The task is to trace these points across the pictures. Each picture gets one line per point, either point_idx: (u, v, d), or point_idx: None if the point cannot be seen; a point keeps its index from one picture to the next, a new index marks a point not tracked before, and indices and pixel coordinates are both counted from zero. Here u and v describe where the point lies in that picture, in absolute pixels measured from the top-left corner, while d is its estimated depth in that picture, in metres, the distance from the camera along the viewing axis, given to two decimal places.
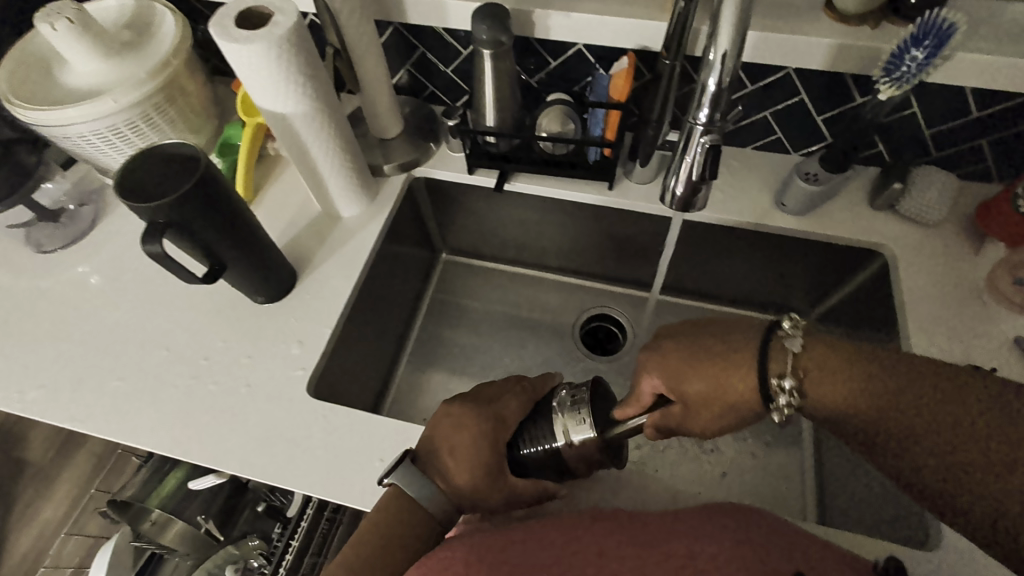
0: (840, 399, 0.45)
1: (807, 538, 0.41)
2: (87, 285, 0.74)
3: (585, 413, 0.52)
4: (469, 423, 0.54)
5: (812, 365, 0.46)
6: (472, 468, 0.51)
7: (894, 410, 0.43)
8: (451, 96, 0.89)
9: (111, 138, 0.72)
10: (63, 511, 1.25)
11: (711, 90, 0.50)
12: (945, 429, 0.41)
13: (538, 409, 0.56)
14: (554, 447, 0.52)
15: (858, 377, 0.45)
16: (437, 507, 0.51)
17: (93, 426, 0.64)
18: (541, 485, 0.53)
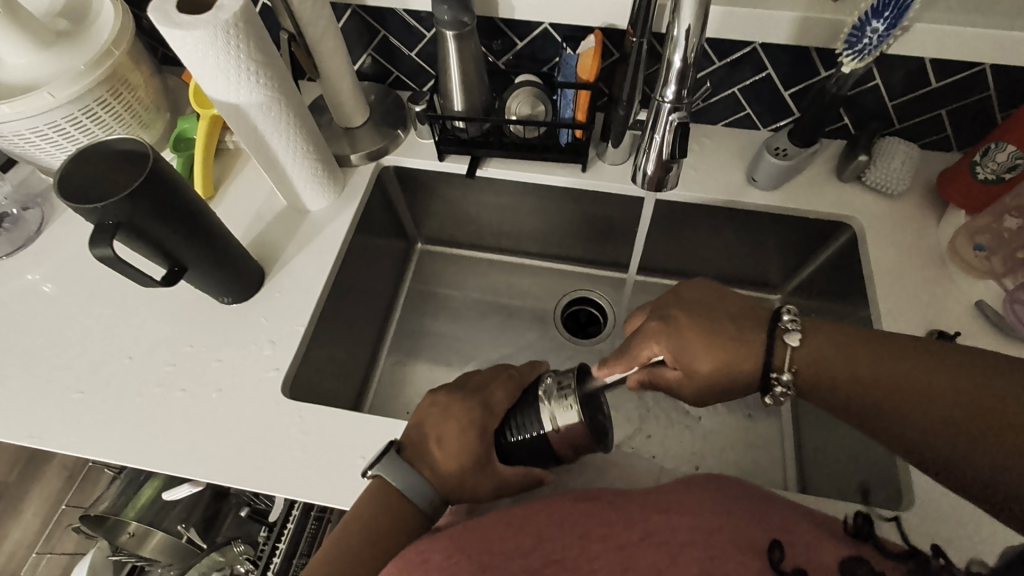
0: (834, 374, 0.47)
1: (780, 503, 0.42)
2: (39, 293, 0.70)
3: (570, 393, 0.51)
4: (456, 412, 0.54)
5: (809, 347, 0.48)
6: (459, 457, 0.51)
7: (885, 382, 0.44)
8: (417, 82, 0.86)
9: (51, 135, 0.67)
10: (35, 529, 1.20)
11: (676, 66, 0.50)
12: (935, 398, 0.41)
13: (525, 397, 0.55)
14: (541, 434, 0.51)
15: (851, 358, 0.46)
16: (421, 499, 0.50)
17: (53, 442, 0.60)
18: (529, 472, 0.52)
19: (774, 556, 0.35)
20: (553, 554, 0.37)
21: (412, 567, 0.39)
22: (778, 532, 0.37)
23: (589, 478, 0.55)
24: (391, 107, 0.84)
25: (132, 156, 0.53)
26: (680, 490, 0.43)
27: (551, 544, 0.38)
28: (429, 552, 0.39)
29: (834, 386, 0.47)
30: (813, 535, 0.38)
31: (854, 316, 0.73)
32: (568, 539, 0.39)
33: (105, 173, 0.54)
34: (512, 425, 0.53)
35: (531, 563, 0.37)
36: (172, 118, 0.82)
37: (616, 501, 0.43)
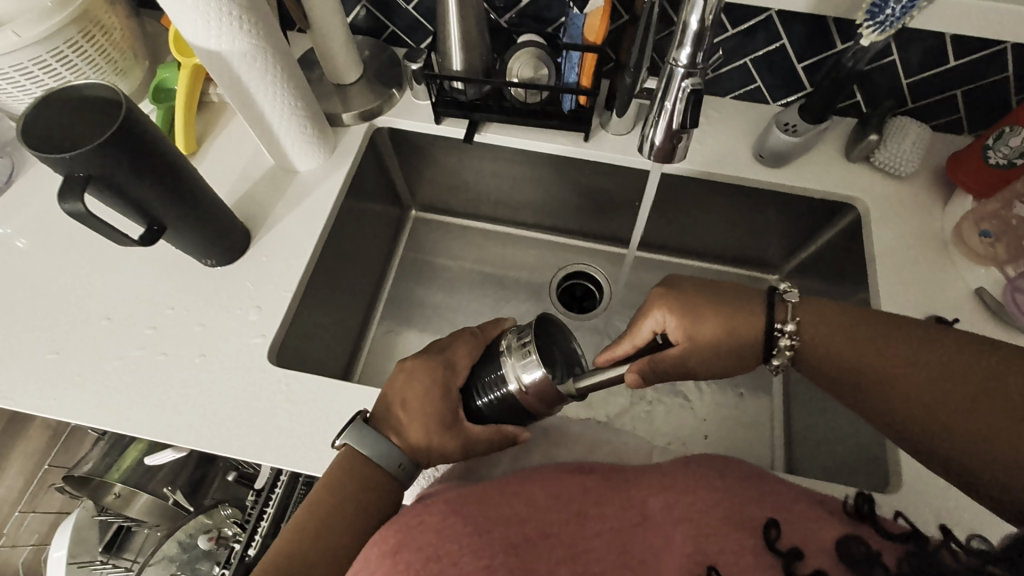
0: (833, 351, 0.48)
1: (775, 481, 0.42)
2: (11, 249, 0.67)
3: (530, 347, 0.49)
4: (419, 373, 0.53)
5: (807, 322, 0.49)
6: (423, 419, 0.50)
7: (871, 355, 0.46)
8: (414, 38, 0.82)
9: (16, 78, 0.62)
10: (19, 487, 1.19)
11: (693, 28, 0.47)
12: (927, 375, 0.43)
13: (487, 354, 0.54)
14: (507, 391, 0.50)
15: (846, 331, 0.48)
16: (395, 466, 0.50)
17: (26, 403, 0.58)
18: (502, 430, 0.52)
19: (771, 534, 0.34)
20: (546, 528, 0.37)
21: (407, 530, 0.37)
22: (776, 509, 0.37)
23: (579, 453, 0.55)
24: (386, 65, 0.79)
25: (104, 103, 0.50)
26: (678, 467, 0.42)
27: (546, 516, 0.38)
28: (423, 515, 0.38)
29: (831, 364, 0.48)
30: (810, 512, 0.37)
31: (853, 299, 0.72)
32: (562, 513, 0.38)
33: (74, 120, 0.50)
34: (479, 386, 0.53)
35: (524, 532, 0.36)
36: (151, 66, 0.77)
37: (609, 476, 0.42)
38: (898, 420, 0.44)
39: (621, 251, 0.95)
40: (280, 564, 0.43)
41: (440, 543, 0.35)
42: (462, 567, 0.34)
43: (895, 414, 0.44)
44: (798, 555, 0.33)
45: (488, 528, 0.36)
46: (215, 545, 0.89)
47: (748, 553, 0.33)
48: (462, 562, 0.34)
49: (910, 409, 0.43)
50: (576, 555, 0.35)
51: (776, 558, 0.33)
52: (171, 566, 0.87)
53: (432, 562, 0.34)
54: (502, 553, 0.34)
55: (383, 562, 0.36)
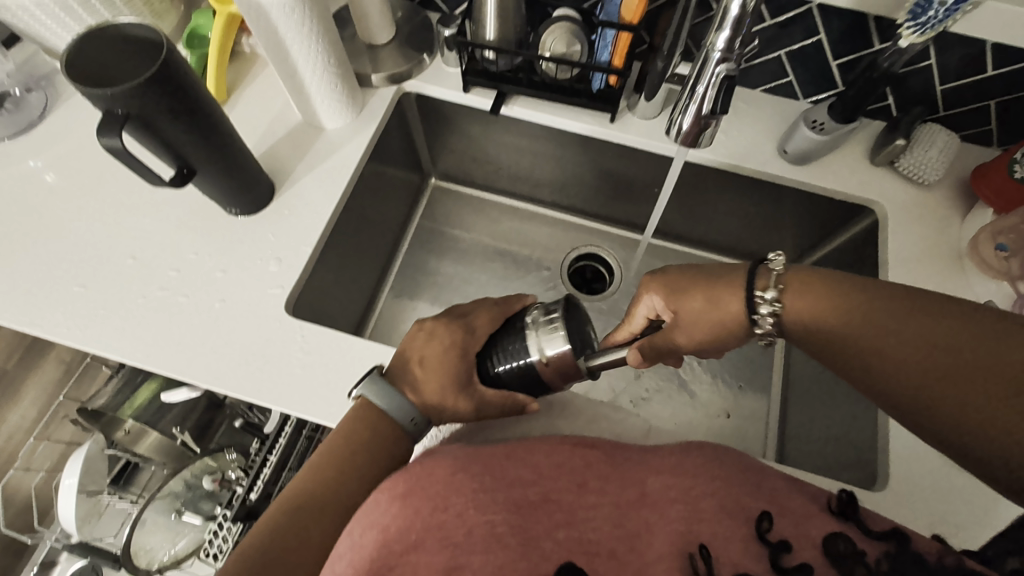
0: (821, 323, 0.47)
1: (774, 473, 0.44)
2: (41, 182, 0.68)
3: (558, 323, 0.51)
4: (440, 334, 0.55)
5: (792, 293, 0.49)
6: (439, 377, 0.53)
7: (860, 320, 0.45)
8: (448, 4, 0.81)
9: (57, 13, 0.63)
10: (33, 416, 1.24)
11: (733, 14, 0.46)
12: (918, 349, 0.41)
13: (508, 325, 0.55)
14: (529, 363, 0.51)
15: (833, 295, 0.47)
16: (407, 421, 0.51)
17: (52, 330, 0.61)
18: (514, 398, 0.53)
19: (762, 526, 0.36)
20: (548, 493, 0.38)
21: (416, 479, 0.38)
22: (771, 502, 0.39)
23: (579, 426, 0.57)
24: (418, 28, 0.79)
25: (144, 44, 0.50)
26: (679, 452, 0.44)
27: (547, 482, 0.39)
28: (432, 466, 0.39)
29: (822, 336, 0.47)
30: (804, 505, 0.39)
31: None
32: (562, 481, 0.39)
33: (116, 58, 0.51)
34: (498, 353, 0.53)
35: (526, 495, 0.38)
36: (185, 11, 0.77)
37: (610, 452, 0.43)
38: (892, 396, 0.43)
39: (635, 237, 0.95)
40: (293, 501, 0.47)
41: (447, 494, 0.37)
42: (470, 518, 0.35)
43: (888, 389, 0.43)
44: (786, 547, 0.35)
45: (491, 488, 0.38)
46: (219, 486, 0.94)
47: (738, 540, 0.36)
48: (466, 515, 0.35)
49: (904, 383, 0.42)
50: (573, 521, 0.37)
51: (765, 548, 0.35)
52: (175, 502, 0.93)
53: (438, 512, 0.36)
54: (503, 511, 0.36)
55: (393, 506, 0.37)
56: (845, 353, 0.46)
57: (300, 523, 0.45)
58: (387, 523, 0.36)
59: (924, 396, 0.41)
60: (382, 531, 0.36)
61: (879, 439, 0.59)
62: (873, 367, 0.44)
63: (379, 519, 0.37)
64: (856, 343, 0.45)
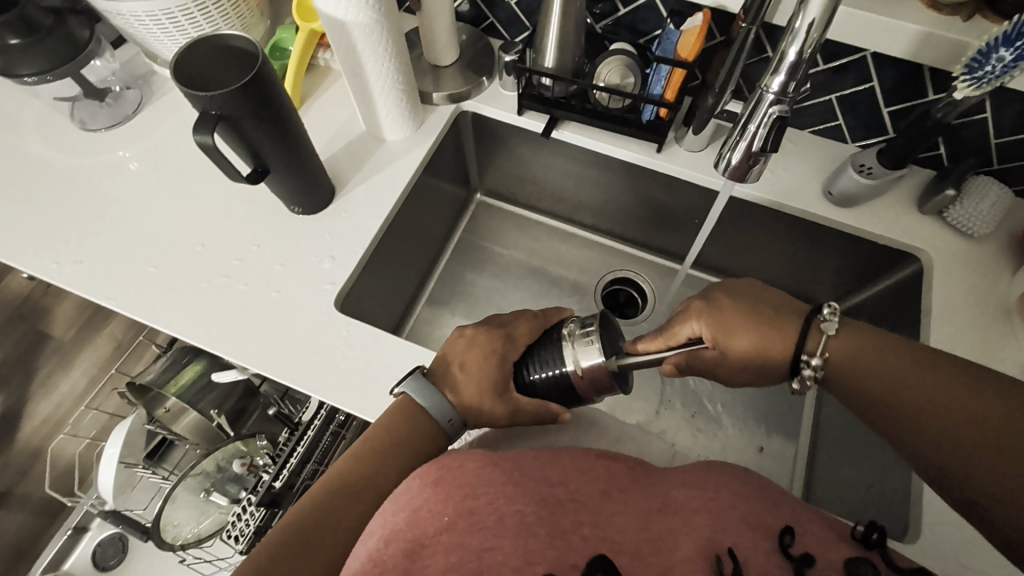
0: (867, 375, 0.48)
1: (795, 499, 0.44)
2: (126, 169, 0.75)
3: (594, 336, 0.54)
4: (480, 341, 0.57)
5: (843, 342, 0.50)
6: (480, 382, 0.55)
7: (902, 387, 0.46)
8: (510, 32, 0.86)
9: (163, 21, 0.70)
10: (82, 387, 1.32)
11: (790, 59, 0.48)
12: (958, 415, 0.43)
13: (547, 335, 0.58)
14: (563, 372, 0.54)
15: (880, 361, 0.48)
16: (445, 419, 0.54)
17: (124, 304, 0.65)
18: (548, 406, 0.55)
19: (785, 541, 0.38)
20: (574, 495, 0.40)
21: (447, 469, 0.40)
22: (793, 518, 0.40)
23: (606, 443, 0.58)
24: (480, 53, 0.84)
25: (242, 55, 0.56)
26: (700, 469, 0.44)
27: (574, 485, 0.40)
28: (462, 458, 0.41)
29: (860, 386, 0.48)
30: (824, 534, 0.40)
31: None
32: (587, 487, 0.41)
33: (213, 64, 0.56)
34: (535, 362, 0.57)
35: (557, 494, 0.39)
36: (270, 26, 0.84)
37: (639, 466, 0.44)
38: (919, 450, 0.45)
39: (672, 266, 0.97)
40: (332, 483, 0.49)
41: (477, 484, 0.38)
42: (500, 507, 0.37)
43: (915, 442, 0.45)
44: (808, 562, 0.36)
45: (523, 481, 0.39)
46: (247, 471, 0.99)
47: (762, 552, 0.36)
48: (498, 503, 0.37)
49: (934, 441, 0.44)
50: (600, 523, 0.38)
51: (787, 561, 0.36)
52: (206, 481, 0.97)
53: (469, 498, 0.38)
54: (536, 503, 0.38)
55: (424, 491, 0.39)
56: (882, 403, 0.47)
57: (337, 504, 0.48)
58: (417, 504, 0.38)
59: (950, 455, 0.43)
60: (411, 513, 0.38)
61: (911, 491, 0.58)
62: (906, 420, 0.45)
63: (409, 503, 0.39)
64: (896, 396, 0.46)
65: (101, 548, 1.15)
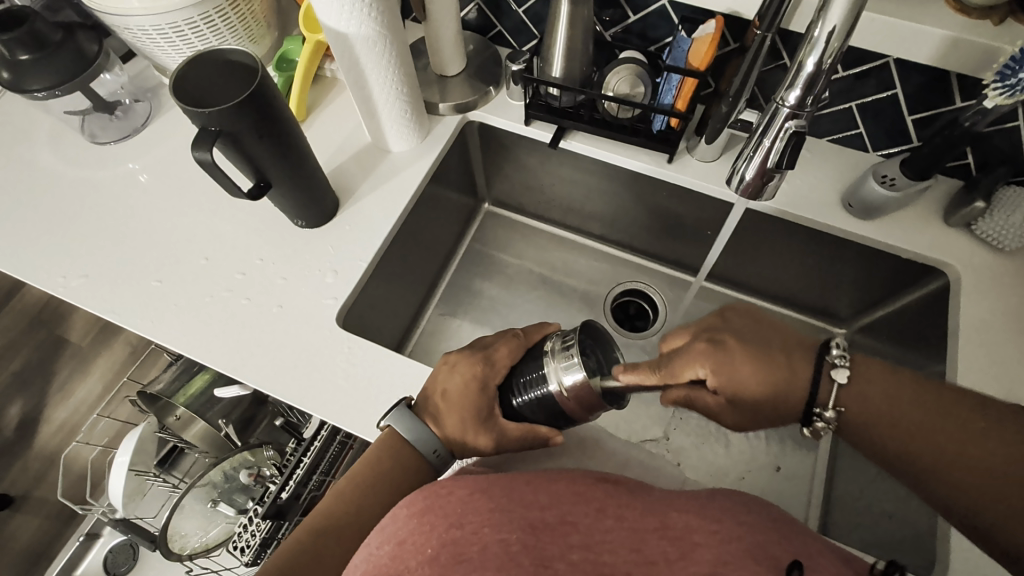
0: (879, 419, 0.46)
1: (806, 530, 0.41)
2: (135, 181, 0.75)
3: (574, 350, 0.50)
4: (462, 366, 0.55)
5: (857, 385, 0.48)
6: (461, 412, 0.53)
7: (918, 431, 0.44)
8: (518, 39, 0.84)
9: (170, 35, 0.70)
10: (98, 393, 1.35)
11: (808, 70, 0.46)
12: (986, 463, 0.42)
13: (530, 354, 0.55)
14: (547, 392, 0.51)
15: (891, 404, 0.46)
16: (428, 451, 0.53)
17: (128, 319, 0.65)
18: (535, 431, 0.52)
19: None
20: (565, 516, 0.37)
21: (435, 497, 0.38)
22: (803, 552, 0.37)
23: (611, 465, 0.56)
24: (487, 62, 0.83)
25: (242, 69, 0.55)
26: (705, 496, 0.42)
27: (566, 506, 0.38)
28: (451, 486, 0.39)
29: (876, 432, 0.47)
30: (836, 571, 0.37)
31: (928, 369, 0.68)
32: (581, 505, 0.38)
33: (215, 80, 0.56)
34: (517, 385, 0.54)
35: (544, 517, 0.37)
36: (278, 37, 0.84)
37: (638, 490, 0.42)
38: (948, 498, 0.44)
39: (685, 277, 0.94)
40: (320, 525, 0.48)
41: (464, 512, 0.37)
42: (485, 536, 0.35)
43: (936, 487, 0.44)
44: None
45: (511, 507, 0.37)
46: (254, 481, 0.99)
47: None
48: (482, 532, 0.35)
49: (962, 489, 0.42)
50: (590, 543, 0.36)
51: None
52: (213, 492, 0.97)
53: (453, 529, 0.36)
54: (521, 531, 0.36)
55: (410, 521, 0.37)
56: (905, 453, 0.45)
57: (316, 543, 0.47)
58: (402, 536, 0.37)
59: (982, 505, 0.42)
60: (396, 545, 0.36)
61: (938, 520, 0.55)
62: (932, 469, 0.44)
63: (395, 534, 0.37)
64: (919, 443, 0.44)
65: (112, 554, 1.21)
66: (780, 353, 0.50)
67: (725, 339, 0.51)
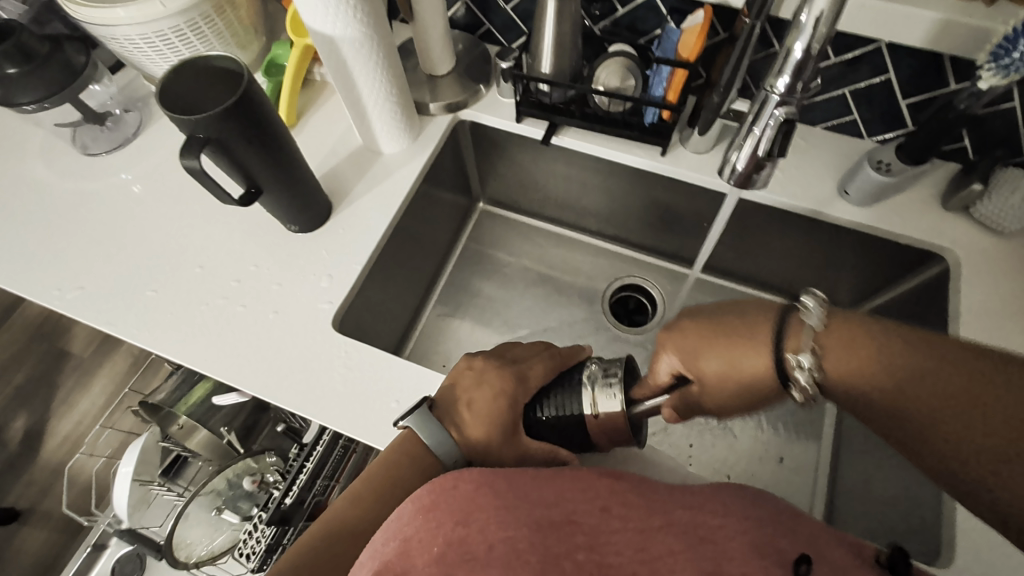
0: (865, 377, 0.41)
1: (812, 522, 0.41)
2: (128, 192, 0.75)
3: (615, 384, 0.52)
4: (491, 379, 0.54)
5: (834, 338, 0.43)
6: (488, 424, 0.51)
7: (907, 387, 0.40)
8: (507, 37, 0.84)
9: (157, 43, 0.70)
10: (101, 404, 1.35)
11: (796, 56, 0.45)
12: (987, 422, 0.37)
13: (564, 378, 0.55)
14: (579, 416, 0.52)
15: (876, 358, 0.41)
16: (449, 459, 0.51)
17: (126, 329, 0.65)
18: (556, 452, 0.51)
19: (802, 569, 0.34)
20: (571, 514, 0.37)
21: (441, 492, 0.38)
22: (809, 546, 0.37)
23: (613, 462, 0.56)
24: (477, 61, 0.82)
25: (228, 75, 0.55)
26: (709, 491, 0.42)
27: (571, 504, 0.38)
28: (457, 479, 0.38)
29: (863, 391, 0.42)
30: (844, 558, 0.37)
31: None
32: (586, 503, 0.38)
33: (202, 86, 0.56)
34: (547, 402, 0.54)
35: (549, 516, 0.37)
36: (266, 42, 0.84)
37: (641, 485, 0.41)
38: (945, 459, 0.38)
39: (683, 271, 0.94)
40: (331, 528, 0.48)
41: (471, 509, 0.36)
42: (491, 534, 0.35)
43: (929, 449, 0.39)
44: None
45: (519, 504, 0.37)
46: (257, 488, 0.98)
47: None
48: (487, 530, 0.35)
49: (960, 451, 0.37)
50: (596, 545, 0.35)
51: None
52: (217, 499, 0.97)
53: (460, 526, 0.36)
54: (527, 528, 0.35)
55: (416, 518, 0.37)
56: (891, 409, 0.41)
57: (328, 546, 0.46)
58: (409, 536, 0.36)
59: (982, 464, 0.36)
60: (403, 544, 0.36)
61: (943, 506, 0.55)
62: (924, 428, 0.39)
63: (401, 532, 0.37)
64: (910, 401, 0.40)
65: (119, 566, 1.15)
66: (738, 322, 0.48)
67: (682, 323, 0.51)
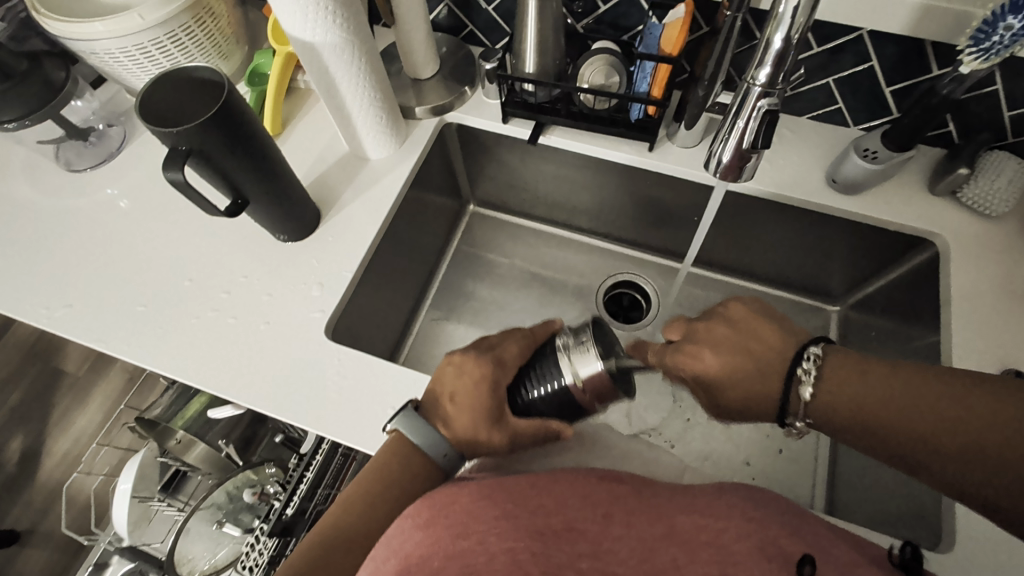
0: (857, 405, 0.44)
1: (814, 519, 0.41)
2: (115, 208, 0.75)
3: (589, 344, 0.52)
4: (469, 369, 0.54)
5: (832, 374, 0.46)
6: (472, 413, 0.52)
7: (894, 412, 0.42)
8: (491, 38, 0.84)
9: (136, 56, 0.69)
10: (98, 421, 1.34)
11: (776, 47, 0.45)
12: (964, 434, 0.39)
13: (539, 352, 0.56)
14: (563, 386, 0.52)
15: (864, 390, 0.44)
16: (438, 455, 0.51)
17: (117, 346, 0.65)
18: (547, 426, 0.53)
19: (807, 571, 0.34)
20: (572, 522, 0.36)
21: (441, 507, 0.37)
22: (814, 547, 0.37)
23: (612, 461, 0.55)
24: (461, 63, 0.82)
25: (210, 85, 0.55)
26: (711, 494, 0.42)
27: (572, 511, 0.37)
28: (456, 493, 0.38)
29: (857, 423, 0.44)
30: (847, 555, 0.37)
31: (922, 341, 0.67)
32: (587, 509, 0.37)
33: (183, 99, 0.55)
34: (530, 379, 0.54)
35: (551, 523, 0.36)
36: (249, 51, 0.84)
37: (641, 488, 0.41)
38: (943, 479, 0.40)
39: (675, 265, 0.94)
40: (328, 535, 0.47)
41: (470, 520, 0.36)
42: (492, 544, 0.34)
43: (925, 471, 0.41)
44: None
45: (517, 513, 0.36)
46: (258, 500, 0.94)
47: None
48: (487, 542, 0.34)
49: (957, 474, 0.39)
50: (599, 553, 0.34)
51: None
52: (217, 513, 0.94)
53: (461, 540, 0.35)
54: (527, 538, 0.34)
55: (416, 532, 0.37)
56: (882, 436, 0.43)
57: (324, 552, 0.46)
58: (408, 551, 0.36)
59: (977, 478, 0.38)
60: (403, 560, 0.35)
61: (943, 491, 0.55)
62: (916, 451, 0.41)
63: (400, 548, 0.36)
64: (897, 424, 0.42)
65: None
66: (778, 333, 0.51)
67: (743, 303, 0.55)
